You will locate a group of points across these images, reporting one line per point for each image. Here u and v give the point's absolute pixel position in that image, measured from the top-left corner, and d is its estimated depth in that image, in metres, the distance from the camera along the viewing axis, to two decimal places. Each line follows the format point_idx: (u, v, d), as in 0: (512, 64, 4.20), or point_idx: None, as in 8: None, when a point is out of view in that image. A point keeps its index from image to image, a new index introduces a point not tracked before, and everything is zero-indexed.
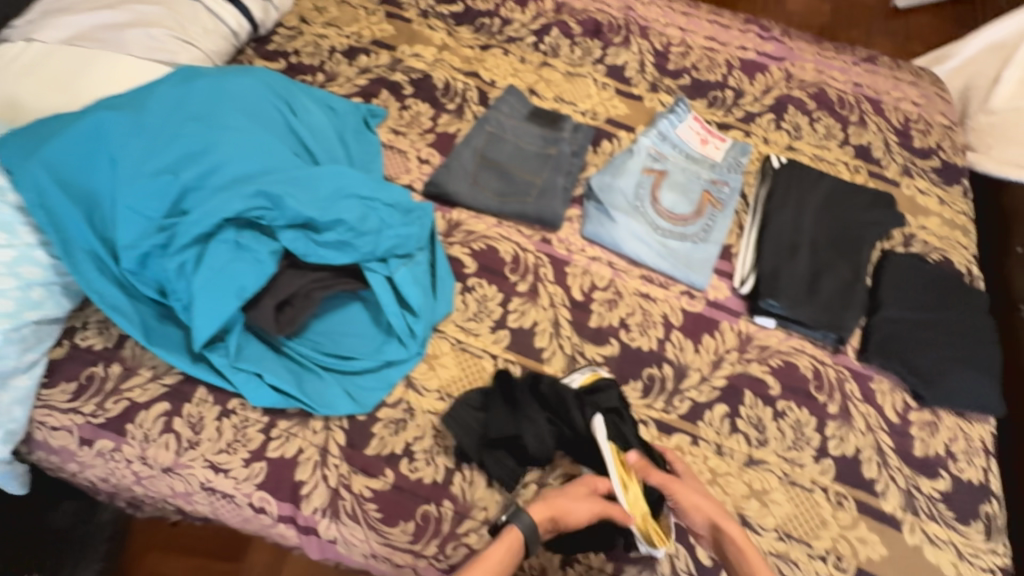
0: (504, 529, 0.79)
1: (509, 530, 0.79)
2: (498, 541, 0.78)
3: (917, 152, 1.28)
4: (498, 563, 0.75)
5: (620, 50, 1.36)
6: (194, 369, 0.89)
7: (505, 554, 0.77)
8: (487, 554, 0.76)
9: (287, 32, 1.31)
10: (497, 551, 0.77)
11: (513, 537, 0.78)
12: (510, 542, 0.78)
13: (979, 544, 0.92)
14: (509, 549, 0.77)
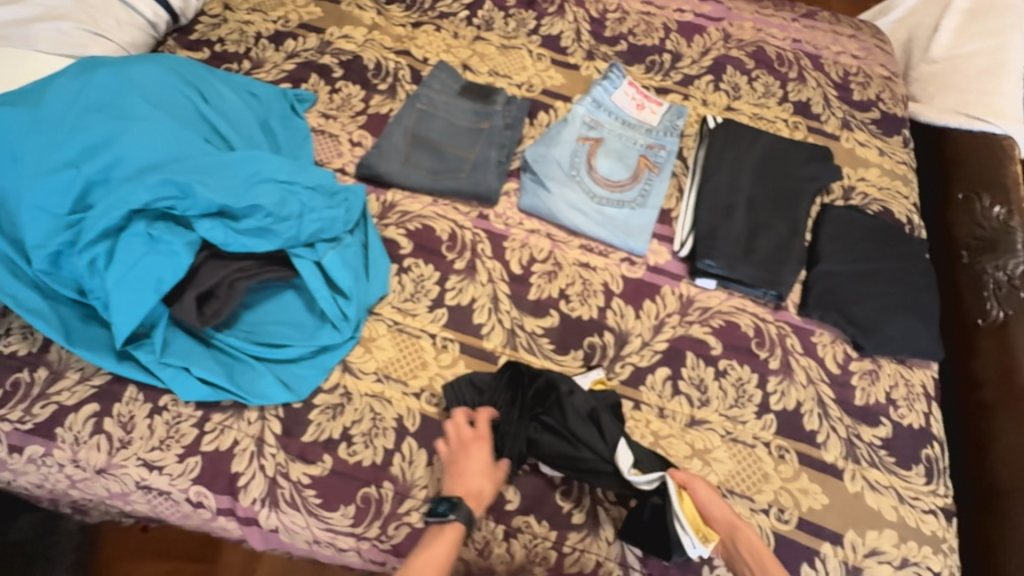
0: (446, 526, 0.78)
1: (450, 527, 0.78)
2: (439, 537, 0.77)
3: (856, 105, 1.28)
4: (441, 561, 0.75)
5: (555, 19, 1.33)
6: (121, 368, 0.88)
7: (447, 550, 0.76)
8: (431, 554, 0.75)
9: (210, 20, 1.27)
10: (440, 549, 0.76)
11: (454, 531, 0.78)
12: (451, 538, 0.77)
13: (920, 487, 0.93)
14: (451, 545, 0.77)
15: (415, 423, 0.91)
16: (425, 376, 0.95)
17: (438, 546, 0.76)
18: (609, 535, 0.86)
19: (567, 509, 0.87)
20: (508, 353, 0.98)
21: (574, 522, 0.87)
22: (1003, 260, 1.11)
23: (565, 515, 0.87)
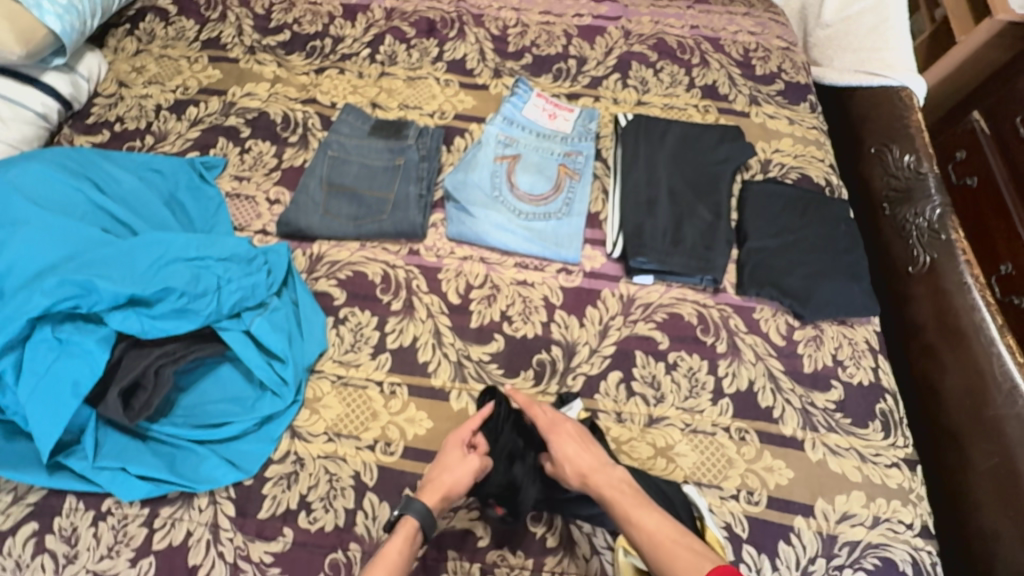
0: (398, 523, 0.77)
1: (405, 523, 0.77)
2: (395, 536, 0.75)
3: (761, 80, 1.31)
4: (396, 556, 0.73)
5: (457, 43, 1.34)
6: (53, 481, 0.83)
7: (403, 546, 0.74)
8: (385, 552, 0.73)
9: (106, 101, 1.23)
10: (395, 544, 0.74)
11: (410, 527, 0.76)
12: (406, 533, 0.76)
13: (879, 443, 0.94)
14: (408, 542, 0.75)
15: (373, 477, 0.89)
16: (377, 426, 0.93)
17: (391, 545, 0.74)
18: (586, 553, 0.85)
19: (541, 535, 0.86)
20: (458, 387, 0.96)
21: (549, 546, 0.85)
22: (920, 207, 1.13)
23: (539, 541, 0.86)
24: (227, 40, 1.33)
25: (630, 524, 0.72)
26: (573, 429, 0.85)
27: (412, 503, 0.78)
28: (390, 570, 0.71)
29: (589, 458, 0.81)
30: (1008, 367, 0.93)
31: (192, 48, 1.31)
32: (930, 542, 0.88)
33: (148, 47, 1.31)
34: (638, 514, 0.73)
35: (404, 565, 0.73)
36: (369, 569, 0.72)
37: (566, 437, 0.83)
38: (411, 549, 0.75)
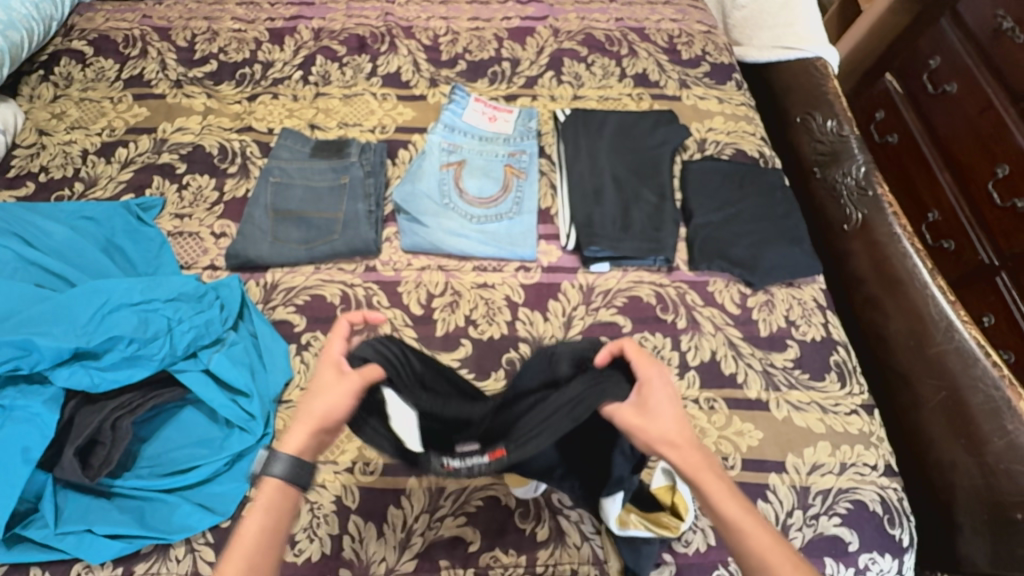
0: (263, 488, 0.60)
1: (267, 484, 0.60)
2: (255, 507, 0.59)
3: (688, 63, 1.37)
4: (255, 537, 0.57)
5: (389, 57, 1.34)
6: (12, 555, 0.78)
7: (263, 520, 0.58)
8: (241, 533, 0.57)
9: (26, 151, 1.17)
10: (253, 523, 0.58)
11: (273, 494, 0.60)
12: (271, 492, 0.60)
13: (837, 393, 0.99)
14: (266, 512, 0.59)
15: (355, 499, 0.88)
16: (352, 448, 0.91)
17: (249, 523, 0.58)
18: (576, 541, 0.86)
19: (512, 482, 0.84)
20: None
21: (539, 540, 0.86)
22: (847, 167, 1.21)
23: (529, 536, 0.86)
24: (151, 76, 1.29)
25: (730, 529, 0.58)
26: (666, 409, 0.62)
27: (273, 458, 0.60)
28: (247, 552, 0.56)
29: (692, 454, 0.60)
30: (942, 306, 1.00)
31: (114, 88, 1.27)
32: (894, 479, 0.93)
33: (67, 92, 1.26)
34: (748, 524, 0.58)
35: (270, 540, 0.57)
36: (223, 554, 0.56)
37: (653, 419, 0.62)
38: (278, 516, 0.59)
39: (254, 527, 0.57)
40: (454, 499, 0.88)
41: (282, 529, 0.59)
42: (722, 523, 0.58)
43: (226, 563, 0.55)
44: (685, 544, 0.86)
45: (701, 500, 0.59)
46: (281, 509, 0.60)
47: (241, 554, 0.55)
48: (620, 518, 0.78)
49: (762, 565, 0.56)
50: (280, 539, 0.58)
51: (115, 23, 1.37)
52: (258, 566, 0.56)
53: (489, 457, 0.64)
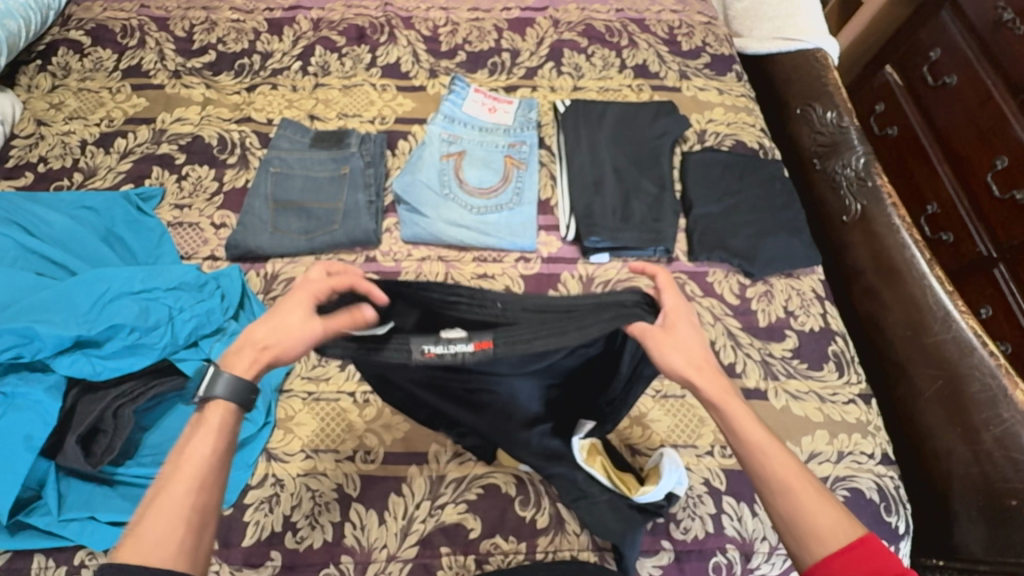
0: (209, 411, 0.62)
1: (214, 407, 0.62)
2: (201, 431, 0.60)
3: (688, 55, 1.37)
4: (204, 457, 0.58)
5: (389, 48, 1.33)
6: (15, 542, 0.78)
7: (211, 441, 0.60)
8: (188, 453, 0.58)
9: (25, 142, 1.17)
10: (202, 444, 0.59)
11: (220, 415, 0.61)
12: (218, 416, 0.61)
13: (835, 382, 1.00)
14: (216, 433, 0.61)
15: (357, 487, 0.88)
16: (353, 437, 0.92)
17: (197, 445, 0.59)
18: (576, 529, 0.87)
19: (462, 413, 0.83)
20: None
21: (539, 527, 0.87)
22: (847, 158, 1.21)
23: (529, 524, 0.87)
24: (150, 67, 1.28)
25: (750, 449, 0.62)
26: (687, 333, 0.65)
27: (217, 380, 0.61)
28: (195, 470, 0.57)
29: (716, 382, 0.64)
30: (940, 297, 0.99)
31: (113, 78, 1.26)
32: (891, 468, 0.94)
33: (66, 82, 1.25)
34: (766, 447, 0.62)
35: (217, 459, 0.59)
36: (170, 473, 0.57)
37: (672, 344, 0.64)
38: (226, 438, 0.61)
39: (205, 448, 0.59)
40: (454, 487, 0.89)
41: (231, 451, 0.61)
42: (742, 444, 0.63)
43: (171, 479, 0.57)
44: (683, 532, 0.87)
45: (723, 424, 0.64)
46: (231, 430, 0.62)
47: (191, 471, 0.57)
48: (589, 455, 0.82)
49: (780, 482, 0.60)
50: (230, 458, 0.60)
51: (112, 13, 1.36)
52: (211, 481, 0.58)
53: (473, 347, 0.61)
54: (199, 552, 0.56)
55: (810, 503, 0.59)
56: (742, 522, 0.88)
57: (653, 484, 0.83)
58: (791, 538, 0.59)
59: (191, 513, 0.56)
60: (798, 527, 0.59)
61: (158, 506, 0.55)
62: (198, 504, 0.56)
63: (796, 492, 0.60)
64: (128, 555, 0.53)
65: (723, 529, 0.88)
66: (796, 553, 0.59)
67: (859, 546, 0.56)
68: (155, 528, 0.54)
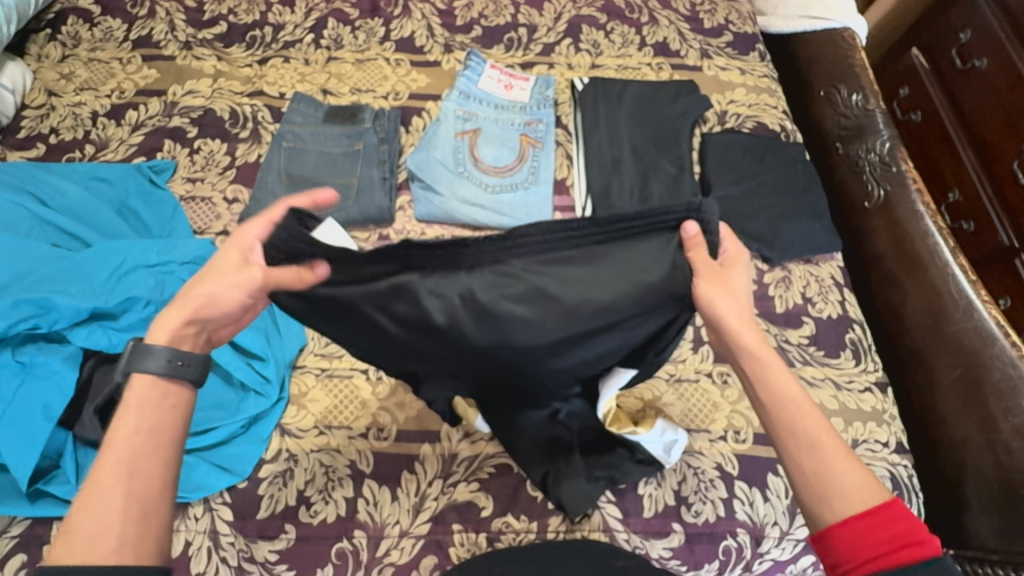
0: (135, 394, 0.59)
1: (135, 386, 0.59)
2: (125, 418, 0.58)
3: (710, 32, 1.33)
4: (132, 444, 0.56)
5: (403, 21, 1.30)
6: (34, 509, 0.78)
7: (142, 427, 0.57)
8: (115, 440, 0.56)
9: (36, 112, 1.15)
10: (131, 429, 0.57)
11: (143, 396, 0.59)
12: (144, 392, 0.59)
13: (851, 370, 0.99)
14: (145, 413, 0.58)
15: (370, 463, 0.88)
16: (366, 414, 0.92)
17: (122, 427, 0.57)
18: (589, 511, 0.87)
19: None
20: None
21: (551, 508, 0.87)
22: (871, 142, 1.18)
23: (541, 503, 0.87)
24: (160, 37, 1.26)
25: (775, 398, 0.61)
26: (738, 282, 0.63)
27: (145, 356, 0.58)
28: (125, 459, 0.55)
29: (755, 332, 0.62)
30: (963, 286, 0.98)
31: (123, 48, 1.24)
32: (905, 456, 0.94)
33: (76, 51, 1.23)
34: (792, 403, 0.60)
35: (149, 441, 0.57)
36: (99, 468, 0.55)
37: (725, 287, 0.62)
38: (154, 418, 0.58)
39: (130, 429, 0.56)
40: (466, 466, 0.89)
41: (164, 427, 0.59)
42: (772, 396, 0.61)
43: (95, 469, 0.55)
44: (693, 514, 0.87)
45: (755, 375, 0.62)
46: (158, 406, 0.59)
47: (117, 457, 0.55)
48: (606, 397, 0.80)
49: (805, 437, 0.59)
50: (161, 434, 0.58)
51: None
52: (140, 466, 0.56)
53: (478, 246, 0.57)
54: (146, 539, 0.55)
55: (835, 462, 0.58)
56: (754, 507, 0.88)
57: (648, 427, 0.86)
58: (810, 493, 0.58)
59: (126, 502, 0.54)
60: (820, 483, 0.58)
61: (80, 502, 0.53)
62: (131, 491, 0.55)
63: (823, 449, 0.59)
64: (61, 554, 0.51)
65: (734, 513, 0.88)
66: (812, 511, 0.58)
67: (885, 510, 0.55)
68: (85, 523, 0.52)
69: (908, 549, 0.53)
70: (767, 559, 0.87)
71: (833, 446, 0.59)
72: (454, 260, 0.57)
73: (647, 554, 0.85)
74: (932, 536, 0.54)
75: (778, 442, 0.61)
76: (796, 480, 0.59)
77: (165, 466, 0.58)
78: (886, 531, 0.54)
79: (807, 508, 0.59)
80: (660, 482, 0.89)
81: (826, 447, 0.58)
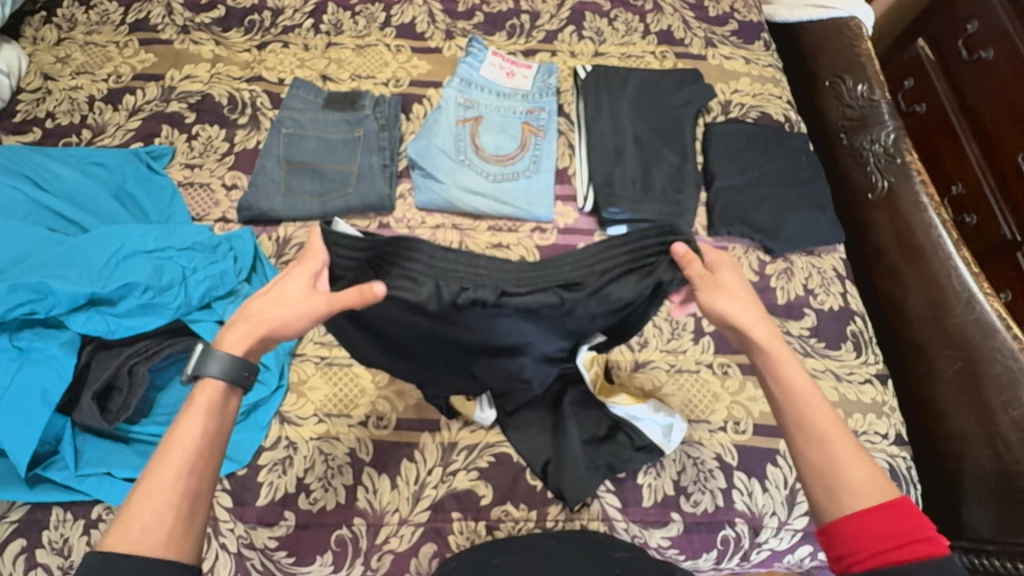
0: (199, 394, 0.59)
1: (204, 386, 0.59)
2: (187, 416, 0.57)
3: (715, 21, 1.31)
4: (194, 445, 0.55)
5: (404, 6, 1.28)
6: (33, 494, 0.78)
7: (204, 427, 0.57)
8: (177, 438, 0.55)
9: (32, 96, 1.14)
10: (194, 428, 0.56)
11: (210, 398, 0.58)
12: (209, 394, 0.59)
13: (852, 361, 0.99)
14: (209, 416, 0.58)
15: (369, 451, 0.88)
16: (366, 402, 0.92)
17: (187, 427, 0.56)
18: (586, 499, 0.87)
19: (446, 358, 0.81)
20: None
21: (550, 497, 0.87)
22: (876, 133, 1.17)
23: (540, 493, 0.87)
24: (158, 21, 1.24)
25: (783, 390, 0.61)
26: (735, 281, 0.65)
27: (210, 358, 0.58)
28: (185, 458, 0.54)
29: (762, 326, 0.63)
30: (965, 278, 0.97)
31: (120, 32, 1.22)
32: (904, 448, 0.94)
33: (72, 34, 1.21)
34: (801, 396, 0.60)
35: (208, 443, 0.56)
36: (158, 462, 0.54)
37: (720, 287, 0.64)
38: (215, 422, 0.58)
39: (197, 430, 0.56)
40: (466, 454, 0.89)
41: (222, 432, 0.58)
42: (782, 389, 0.61)
43: (157, 463, 0.54)
44: (692, 504, 0.88)
45: (762, 368, 0.63)
46: (223, 410, 0.59)
47: (182, 454, 0.54)
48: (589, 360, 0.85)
49: (813, 430, 0.59)
50: (222, 438, 0.58)
51: None
52: (200, 465, 0.55)
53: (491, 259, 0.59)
54: (192, 541, 0.53)
55: (845, 455, 0.57)
56: (753, 497, 0.88)
57: (635, 400, 0.89)
58: (819, 488, 0.58)
59: (180, 500, 0.53)
60: (828, 477, 0.57)
61: (141, 493, 0.52)
62: (188, 490, 0.54)
63: (833, 443, 0.58)
64: (115, 544, 0.50)
65: (733, 503, 0.88)
66: (821, 505, 0.57)
67: (892, 506, 0.55)
68: (140, 516, 0.51)
69: (913, 545, 0.53)
70: (766, 549, 0.88)
71: (841, 440, 0.58)
72: (477, 267, 0.59)
73: (646, 544, 0.86)
74: (938, 534, 0.53)
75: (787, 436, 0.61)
76: (806, 474, 0.59)
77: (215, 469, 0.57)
78: (892, 526, 0.53)
79: (815, 503, 0.58)
80: (660, 471, 0.89)
81: (833, 441, 0.58)
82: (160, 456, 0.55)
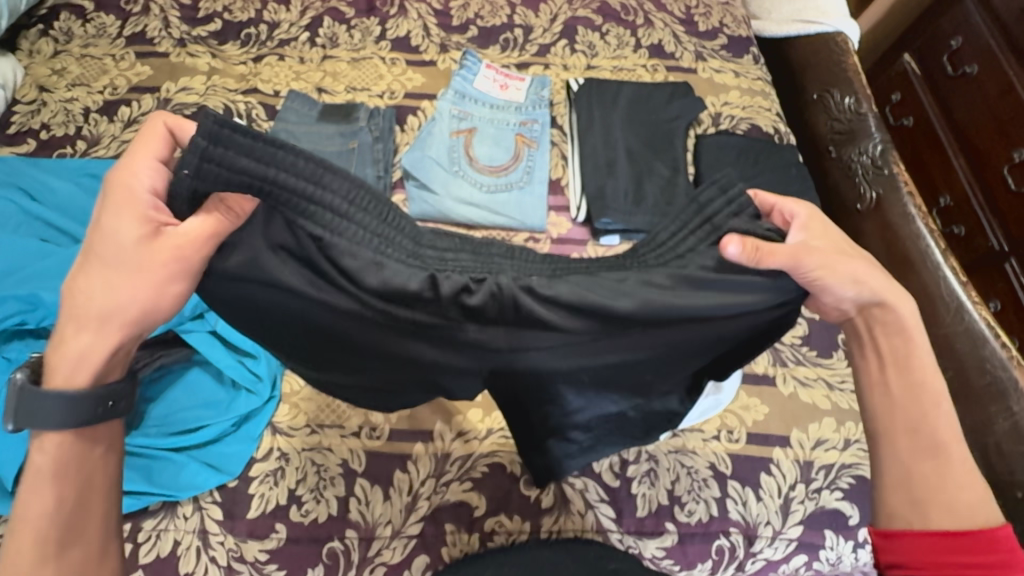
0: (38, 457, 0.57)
1: (44, 446, 0.56)
2: (30, 487, 0.56)
3: (704, 35, 1.33)
4: (44, 521, 0.56)
5: (399, 20, 1.30)
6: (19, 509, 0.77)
7: (55, 494, 0.56)
8: (25, 515, 0.56)
9: (27, 108, 1.14)
10: (38, 502, 0.56)
11: (64, 451, 0.57)
12: (51, 455, 0.57)
13: (843, 370, 1.00)
14: (59, 479, 0.57)
15: (362, 462, 0.88)
16: (360, 413, 0.91)
17: (38, 498, 0.56)
18: (581, 508, 0.87)
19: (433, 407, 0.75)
20: None
21: (544, 507, 0.87)
22: (863, 145, 1.19)
23: (534, 503, 0.87)
24: (154, 34, 1.25)
25: (907, 382, 0.63)
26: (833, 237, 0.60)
27: (36, 409, 0.55)
28: (38, 539, 0.56)
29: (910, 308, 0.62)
30: (954, 287, 0.98)
31: (116, 45, 1.23)
32: None
33: (68, 47, 1.22)
34: (927, 402, 0.62)
35: (63, 514, 0.57)
36: (15, 542, 0.56)
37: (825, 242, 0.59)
38: (76, 480, 0.58)
39: (48, 500, 0.56)
40: (460, 465, 0.88)
41: (79, 489, 0.58)
42: (908, 384, 0.63)
43: (16, 544, 0.56)
44: (686, 513, 0.87)
45: (895, 351, 0.63)
46: (78, 467, 0.58)
47: (35, 531, 0.56)
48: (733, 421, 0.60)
49: (928, 436, 0.62)
50: (82, 498, 0.58)
51: None
52: (60, 538, 0.57)
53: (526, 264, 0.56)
54: None
55: (956, 477, 0.62)
56: (747, 506, 0.88)
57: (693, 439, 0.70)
58: (916, 494, 0.62)
59: (57, 574, 0.56)
60: (927, 485, 0.62)
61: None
62: (62, 564, 0.57)
63: (943, 453, 0.62)
64: None
65: (727, 512, 0.88)
66: (910, 513, 0.62)
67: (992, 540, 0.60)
68: None
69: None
70: (761, 560, 0.86)
71: (951, 456, 0.62)
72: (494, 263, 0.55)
73: (641, 554, 0.85)
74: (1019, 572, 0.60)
75: (897, 431, 0.63)
76: (904, 476, 0.63)
77: (91, 534, 0.60)
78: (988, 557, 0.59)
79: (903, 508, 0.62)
80: (654, 481, 0.89)
81: (943, 455, 0.62)
82: (13, 539, 0.56)
